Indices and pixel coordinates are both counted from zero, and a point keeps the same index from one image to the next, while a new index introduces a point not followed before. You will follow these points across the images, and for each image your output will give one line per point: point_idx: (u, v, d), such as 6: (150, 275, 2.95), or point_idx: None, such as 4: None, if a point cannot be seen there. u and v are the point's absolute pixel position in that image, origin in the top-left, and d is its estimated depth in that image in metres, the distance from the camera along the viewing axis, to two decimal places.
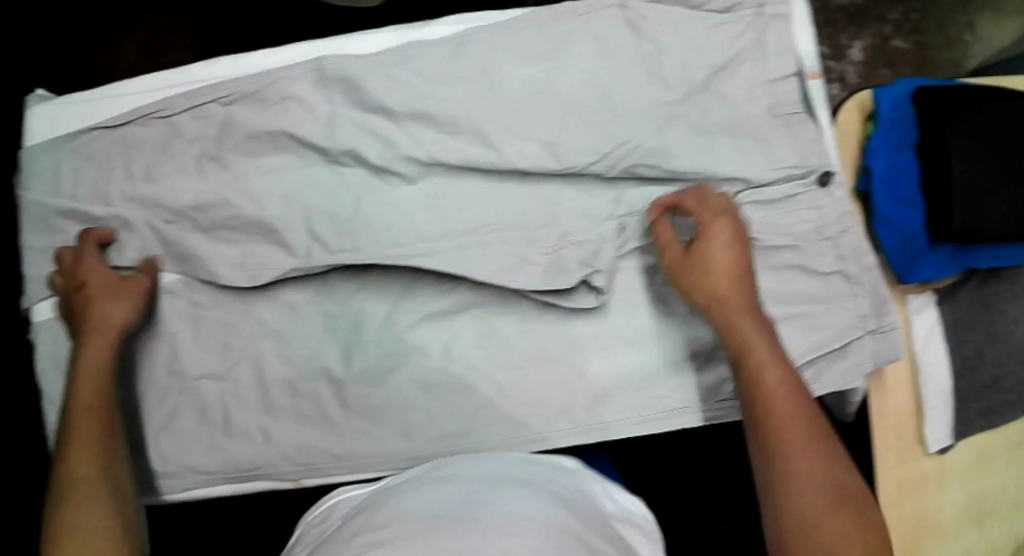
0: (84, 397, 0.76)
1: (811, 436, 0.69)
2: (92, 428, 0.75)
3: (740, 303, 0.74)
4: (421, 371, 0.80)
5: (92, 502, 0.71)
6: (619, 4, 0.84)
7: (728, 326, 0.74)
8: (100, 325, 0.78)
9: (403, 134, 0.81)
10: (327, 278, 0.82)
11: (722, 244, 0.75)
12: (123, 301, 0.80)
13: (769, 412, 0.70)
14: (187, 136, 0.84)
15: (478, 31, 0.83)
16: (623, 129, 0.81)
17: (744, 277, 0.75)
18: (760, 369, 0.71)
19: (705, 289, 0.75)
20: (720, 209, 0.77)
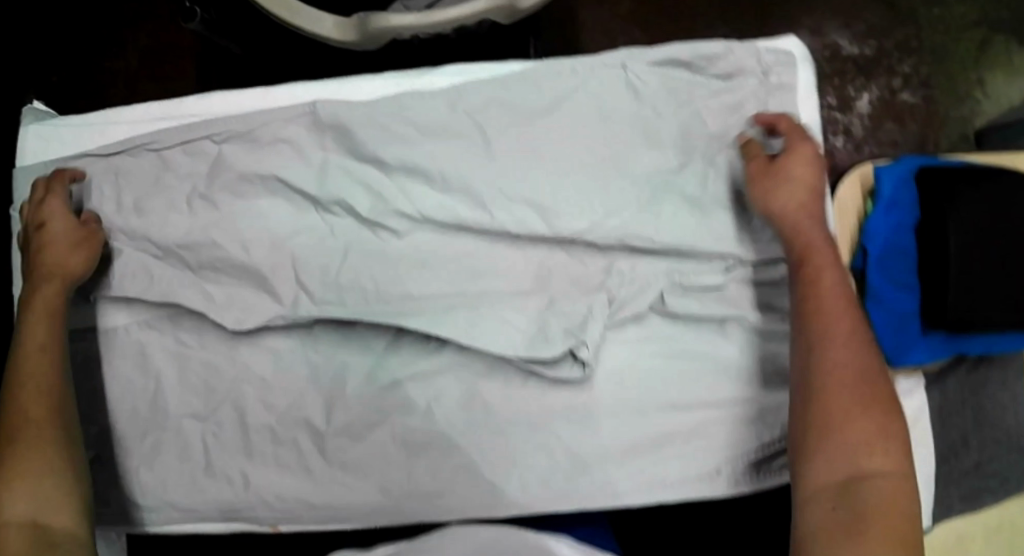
0: (36, 337, 0.76)
1: (857, 340, 0.70)
2: (42, 365, 0.75)
3: (805, 214, 0.75)
4: (402, 428, 0.80)
5: (35, 446, 0.71)
6: (621, 65, 0.83)
7: (794, 226, 0.75)
8: (55, 272, 0.78)
9: (394, 188, 0.79)
10: (311, 329, 0.81)
11: (804, 163, 0.77)
12: (78, 252, 0.78)
13: (819, 308, 0.72)
14: (177, 172, 0.82)
15: (475, 85, 0.82)
16: (620, 196, 0.80)
17: (813, 196, 0.76)
18: (819, 271, 0.73)
19: (778, 196, 0.76)
20: (807, 134, 0.78)
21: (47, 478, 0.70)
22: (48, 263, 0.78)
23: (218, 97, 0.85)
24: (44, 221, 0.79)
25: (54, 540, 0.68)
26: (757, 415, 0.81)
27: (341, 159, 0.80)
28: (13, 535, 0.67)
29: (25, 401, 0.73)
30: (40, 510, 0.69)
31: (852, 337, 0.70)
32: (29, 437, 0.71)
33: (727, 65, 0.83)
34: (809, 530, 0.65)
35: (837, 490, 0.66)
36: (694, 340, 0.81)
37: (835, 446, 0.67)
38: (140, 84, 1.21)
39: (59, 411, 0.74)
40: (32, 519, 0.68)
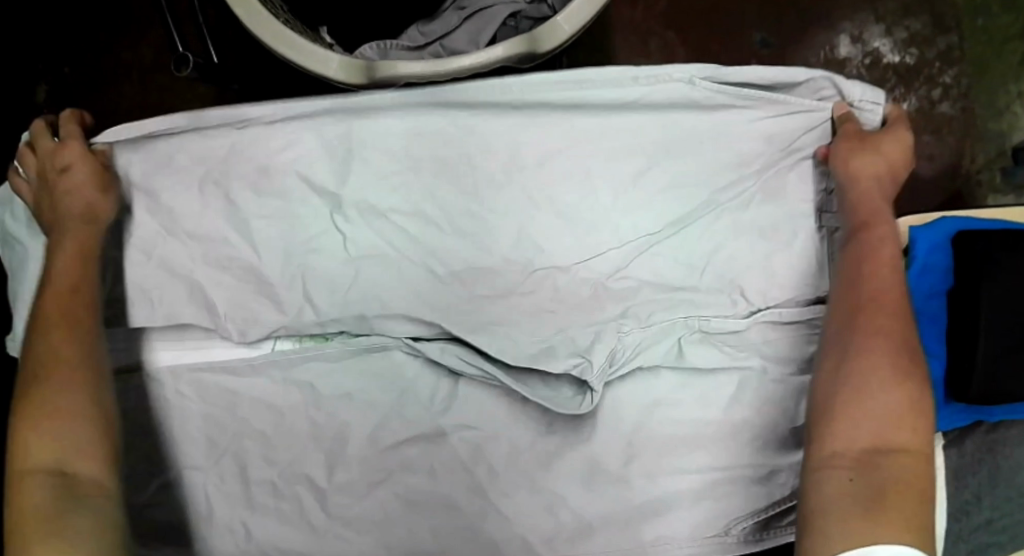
0: (64, 281, 0.74)
1: (907, 316, 0.70)
2: (68, 311, 0.72)
3: (874, 187, 0.75)
4: (406, 488, 0.79)
5: (62, 392, 0.69)
6: (688, 80, 0.77)
7: (858, 195, 0.75)
8: (82, 214, 0.75)
9: (402, 237, 0.78)
10: (316, 382, 0.79)
11: (900, 144, 0.76)
12: (101, 189, 0.76)
13: (871, 277, 0.71)
14: (176, 215, 0.78)
15: (530, 104, 0.77)
16: (633, 229, 0.78)
17: (890, 179, 0.76)
18: (879, 242, 0.73)
19: (865, 159, 0.75)
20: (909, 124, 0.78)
21: (75, 427, 0.68)
22: (76, 204, 0.75)
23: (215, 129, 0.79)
24: (65, 164, 0.77)
25: (79, 487, 0.66)
26: (765, 480, 0.80)
27: (356, 199, 0.77)
28: (37, 480, 0.66)
29: (53, 347, 0.71)
30: (72, 456, 0.67)
31: (898, 318, 0.70)
32: (60, 372, 0.70)
33: (809, 93, 0.79)
34: (820, 497, 0.65)
35: (853, 461, 0.65)
36: (710, 389, 0.80)
37: (863, 415, 0.67)
38: (156, 75, 1.15)
39: (90, 358, 0.71)
40: (58, 465, 0.67)
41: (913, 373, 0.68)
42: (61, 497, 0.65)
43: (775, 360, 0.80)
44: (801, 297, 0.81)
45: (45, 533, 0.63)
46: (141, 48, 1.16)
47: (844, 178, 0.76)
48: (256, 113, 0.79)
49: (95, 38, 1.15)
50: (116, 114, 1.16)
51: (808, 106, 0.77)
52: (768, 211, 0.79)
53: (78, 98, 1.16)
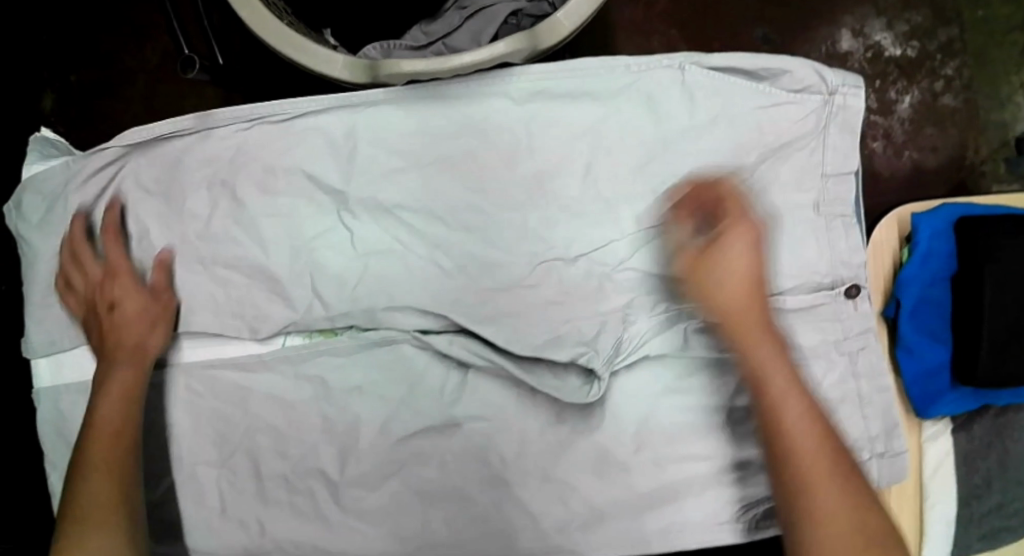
0: (107, 424, 0.75)
1: (836, 461, 0.65)
2: (113, 458, 0.74)
3: (745, 315, 0.70)
4: (417, 478, 0.80)
5: (93, 546, 0.69)
6: (678, 67, 0.80)
7: (739, 340, 0.70)
8: (134, 352, 0.78)
9: (411, 231, 0.79)
10: (327, 378, 0.80)
11: (744, 247, 0.71)
12: (156, 329, 0.79)
13: (785, 442, 0.66)
14: (190, 215, 0.81)
15: (531, 98, 0.79)
16: (633, 220, 0.80)
17: (761, 276, 0.71)
18: (782, 398, 0.67)
19: (719, 296, 0.71)
20: (742, 214, 0.72)
21: None
22: (131, 340, 0.78)
23: (223, 130, 0.81)
24: (114, 299, 0.79)
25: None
26: None
27: (360, 194, 0.79)
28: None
29: (94, 496, 0.72)
30: None
31: (810, 425, 0.66)
32: (91, 523, 0.70)
33: (792, 83, 0.81)
34: None
35: None
36: (714, 377, 0.80)
37: None
38: (162, 80, 1.17)
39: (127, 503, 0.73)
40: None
41: (842, 466, 0.65)
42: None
43: (782, 345, 0.81)
44: (806, 284, 0.82)
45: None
46: (148, 56, 1.18)
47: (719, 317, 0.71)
48: (264, 113, 0.80)
49: (103, 48, 1.18)
50: (125, 120, 1.18)
51: (787, 99, 0.80)
52: (767, 205, 0.80)
53: (87, 105, 1.19)
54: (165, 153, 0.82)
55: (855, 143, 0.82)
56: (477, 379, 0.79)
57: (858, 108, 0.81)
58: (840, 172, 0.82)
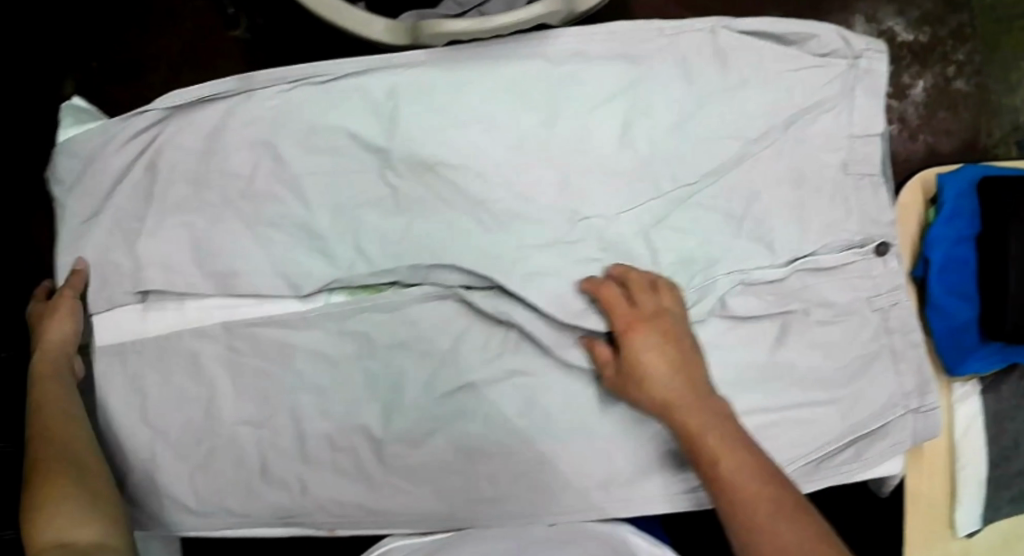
0: (48, 397, 0.79)
1: (780, 513, 0.65)
2: (61, 420, 0.78)
3: (676, 392, 0.72)
4: (461, 435, 0.80)
5: (51, 489, 0.73)
6: (710, 30, 0.81)
7: (674, 421, 0.72)
8: (47, 346, 0.82)
9: (452, 190, 0.79)
10: (371, 334, 0.80)
11: (644, 336, 0.74)
12: (64, 318, 0.83)
13: (731, 504, 0.67)
14: (232, 175, 0.82)
15: (568, 58, 0.80)
16: (668, 179, 0.80)
17: (684, 356, 0.73)
18: (717, 462, 0.69)
19: (648, 396, 0.73)
20: (632, 311, 0.75)
21: (67, 507, 0.72)
22: (43, 339, 0.82)
23: (264, 92, 0.82)
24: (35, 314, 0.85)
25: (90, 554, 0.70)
26: (807, 422, 0.82)
27: (405, 150, 0.79)
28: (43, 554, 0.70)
29: (56, 447, 0.76)
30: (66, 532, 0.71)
31: (751, 474, 0.67)
32: (45, 472, 0.74)
33: (821, 47, 0.82)
34: None
35: None
36: (751, 334, 0.81)
37: None
38: (183, 68, 1.16)
39: (86, 453, 0.78)
40: (59, 539, 0.70)
41: (787, 508, 0.65)
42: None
43: (817, 303, 0.82)
44: (840, 243, 0.82)
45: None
46: (169, 43, 1.16)
47: (655, 408, 0.73)
48: (307, 74, 0.81)
49: (122, 34, 1.16)
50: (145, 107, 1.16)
51: (816, 62, 0.82)
52: (796, 165, 0.81)
53: (105, 92, 1.16)
54: (204, 118, 0.82)
55: (880, 105, 0.83)
56: (519, 334, 0.80)
57: (882, 73, 0.83)
58: (867, 133, 0.83)
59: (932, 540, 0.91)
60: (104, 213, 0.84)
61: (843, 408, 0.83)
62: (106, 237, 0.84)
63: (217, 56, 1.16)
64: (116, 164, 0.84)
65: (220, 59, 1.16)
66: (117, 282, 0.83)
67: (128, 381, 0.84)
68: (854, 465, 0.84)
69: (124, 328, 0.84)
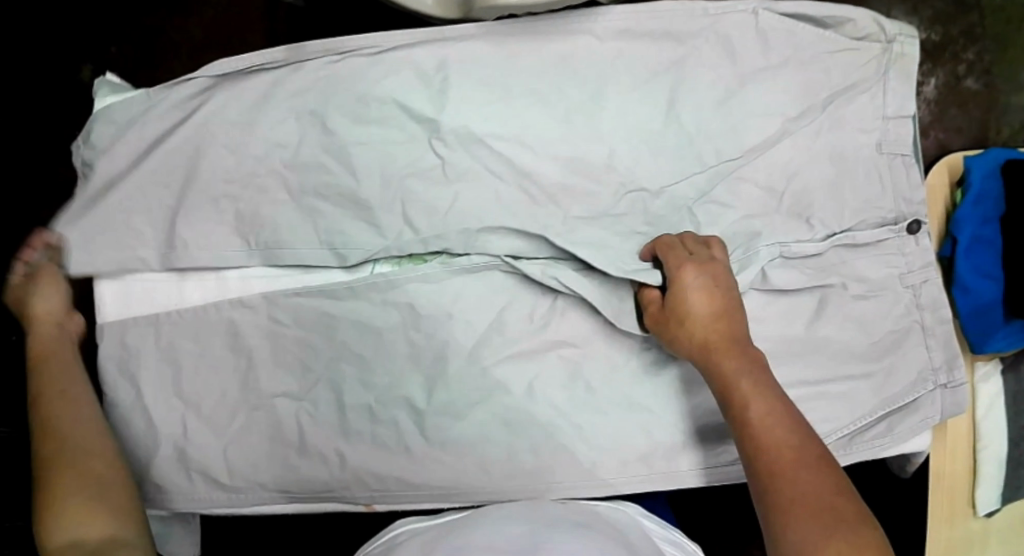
0: (49, 388, 0.77)
1: (803, 454, 0.66)
2: (62, 410, 0.75)
3: (717, 334, 0.73)
4: (504, 406, 0.80)
5: (64, 486, 0.70)
6: (751, 11, 0.83)
7: (711, 360, 0.72)
8: (41, 318, 0.82)
9: (501, 161, 0.80)
10: (416, 303, 0.80)
11: (695, 281, 0.74)
12: (42, 293, 0.83)
13: (756, 440, 0.68)
14: (277, 144, 0.81)
15: (614, 36, 0.82)
16: (711, 154, 0.81)
17: (730, 307, 0.74)
18: (747, 400, 0.70)
19: (686, 334, 0.74)
20: (685, 256, 0.76)
21: (79, 507, 0.70)
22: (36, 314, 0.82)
23: (313, 63, 0.82)
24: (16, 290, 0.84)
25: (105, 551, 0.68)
26: (843, 395, 0.83)
27: (454, 122, 0.80)
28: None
29: (63, 447, 0.73)
30: (82, 533, 0.68)
31: (780, 416, 0.68)
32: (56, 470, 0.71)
33: (856, 30, 0.85)
34: None
35: None
36: (792, 307, 0.82)
37: None
38: (204, 55, 1.16)
39: (93, 442, 0.75)
40: (71, 541, 0.68)
41: (810, 451, 0.66)
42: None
43: (855, 279, 0.83)
44: (874, 220, 0.84)
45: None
46: (191, 28, 1.15)
47: (693, 347, 0.73)
48: (356, 46, 0.82)
49: (143, 21, 1.15)
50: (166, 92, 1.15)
51: (851, 45, 0.84)
52: (832, 142, 0.84)
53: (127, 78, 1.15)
54: (251, 88, 0.82)
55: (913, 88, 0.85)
56: (564, 306, 0.80)
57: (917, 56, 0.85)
58: (899, 114, 0.85)
59: (952, 518, 0.93)
60: (137, 180, 0.82)
61: (875, 383, 0.84)
62: (139, 204, 0.83)
63: (241, 41, 1.16)
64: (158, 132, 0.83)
65: (244, 44, 1.16)
66: (156, 250, 0.82)
67: (161, 353, 0.83)
68: (886, 439, 0.85)
69: (161, 296, 0.83)
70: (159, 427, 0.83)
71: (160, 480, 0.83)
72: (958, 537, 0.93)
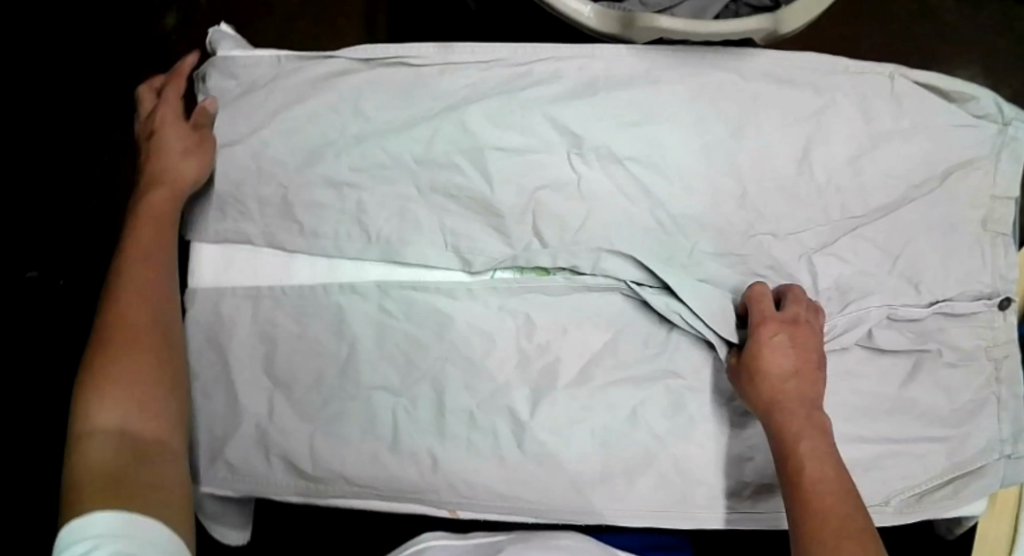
0: (140, 243, 0.74)
1: (849, 523, 0.66)
2: (143, 287, 0.73)
3: (787, 390, 0.74)
4: (604, 427, 0.80)
5: (128, 361, 0.69)
6: (891, 75, 0.84)
7: (776, 416, 0.73)
8: (167, 181, 0.77)
9: (636, 187, 0.80)
10: (532, 315, 0.80)
11: (776, 335, 0.76)
12: (194, 161, 0.78)
13: (806, 502, 0.68)
14: (409, 138, 0.79)
15: (759, 77, 0.82)
16: (835, 207, 0.83)
17: (809, 370, 0.75)
18: (804, 461, 0.71)
19: (756, 385, 0.75)
20: (772, 312, 0.77)
21: (129, 391, 0.68)
22: (165, 171, 0.77)
23: (464, 65, 0.81)
24: (156, 131, 0.79)
25: (148, 457, 0.67)
26: (921, 457, 0.85)
27: (597, 141, 0.79)
28: (101, 442, 0.66)
29: (138, 315, 0.71)
30: (127, 421, 0.67)
31: (834, 482, 0.69)
32: (122, 338, 0.70)
33: (980, 107, 0.85)
34: None
35: None
36: (887, 366, 0.85)
37: None
38: (297, 23, 1.15)
39: (159, 325, 0.72)
40: (119, 427, 0.67)
41: (859, 521, 0.67)
42: (129, 457, 0.66)
43: (948, 347, 0.86)
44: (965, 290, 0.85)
45: (119, 489, 0.63)
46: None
47: (761, 401, 0.75)
48: (506, 55, 0.81)
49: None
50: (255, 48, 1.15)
51: (972, 121, 0.85)
52: (948, 215, 0.85)
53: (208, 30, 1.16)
54: (396, 76, 0.81)
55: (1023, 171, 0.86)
56: (679, 337, 0.81)
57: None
58: (1008, 195, 0.86)
59: None
60: (246, 143, 0.80)
61: (950, 447, 0.85)
62: (250, 173, 0.80)
63: (336, 11, 1.14)
64: (278, 102, 0.80)
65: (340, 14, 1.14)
66: (269, 224, 0.80)
67: (256, 330, 0.80)
68: (954, 502, 0.86)
69: (265, 271, 0.81)
70: (242, 404, 0.79)
71: (234, 459, 0.80)
72: None
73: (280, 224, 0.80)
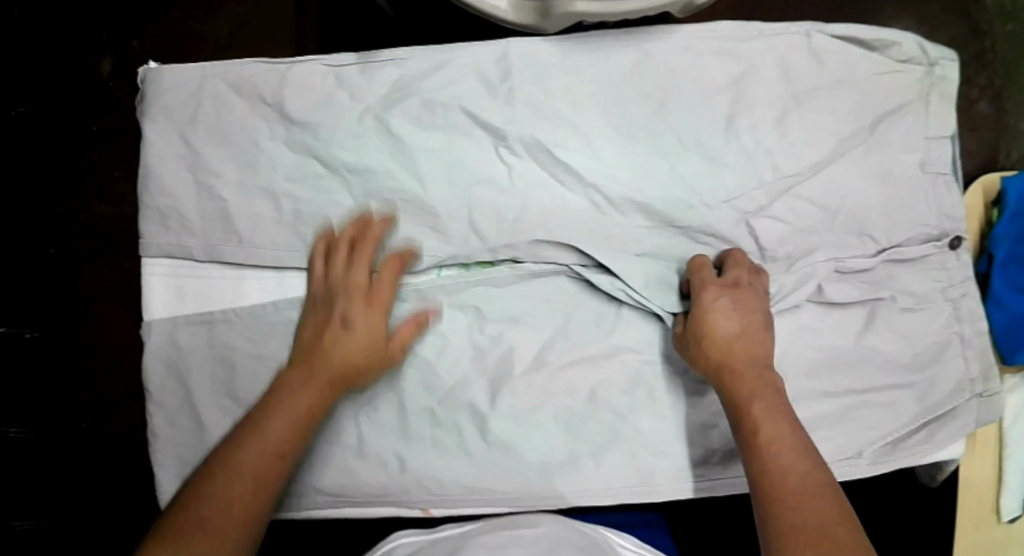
0: (285, 428, 0.72)
1: (806, 483, 0.68)
2: (262, 473, 0.70)
3: (736, 353, 0.75)
4: (567, 410, 0.80)
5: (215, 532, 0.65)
6: (806, 32, 0.84)
7: (727, 380, 0.75)
8: (339, 367, 0.75)
9: (567, 172, 0.81)
10: (482, 309, 0.82)
11: (718, 301, 0.77)
12: (372, 353, 0.76)
13: (762, 465, 0.70)
14: (340, 151, 0.81)
15: (670, 47, 0.83)
16: (768, 170, 0.83)
17: (754, 331, 0.76)
18: (758, 422, 0.72)
19: (703, 352, 0.76)
20: (715, 279, 0.78)
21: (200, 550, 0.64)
22: (344, 362, 0.75)
23: (382, 70, 0.82)
24: (347, 312, 0.76)
25: None
26: (889, 404, 0.85)
27: (523, 131, 0.81)
28: None
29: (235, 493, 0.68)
30: None
31: (788, 441, 0.71)
32: (215, 509, 0.66)
33: (902, 52, 0.85)
34: None
35: None
36: (843, 318, 0.85)
37: None
38: (230, 52, 1.11)
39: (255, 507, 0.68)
40: None
41: (816, 479, 0.68)
42: None
43: (903, 293, 0.85)
44: (908, 233, 0.86)
45: None
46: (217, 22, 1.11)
47: (710, 366, 0.76)
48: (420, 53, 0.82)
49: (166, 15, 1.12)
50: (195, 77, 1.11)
51: (896, 67, 0.85)
52: (883, 163, 0.85)
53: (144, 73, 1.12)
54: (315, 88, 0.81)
55: (952, 110, 0.86)
56: (628, 314, 0.82)
57: (956, 80, 0.86)
58: (940, 136, 0.86)
59: (977, 521, 0.93)
60: (185, 173, 0.82)
61: (918, 390, 0.85)
62: (190, 201, 0.82)
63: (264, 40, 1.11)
64: (207, 117, 0.82)
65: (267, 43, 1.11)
66: (213, 248, 0.82)
67: (212, 355, 0.81)
68: (929, 446, 0.85)
69: (216, 296, 0.82)
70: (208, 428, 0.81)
71: None
72: (984, 543, 0.93)
73: (220, 236, 0.82)
